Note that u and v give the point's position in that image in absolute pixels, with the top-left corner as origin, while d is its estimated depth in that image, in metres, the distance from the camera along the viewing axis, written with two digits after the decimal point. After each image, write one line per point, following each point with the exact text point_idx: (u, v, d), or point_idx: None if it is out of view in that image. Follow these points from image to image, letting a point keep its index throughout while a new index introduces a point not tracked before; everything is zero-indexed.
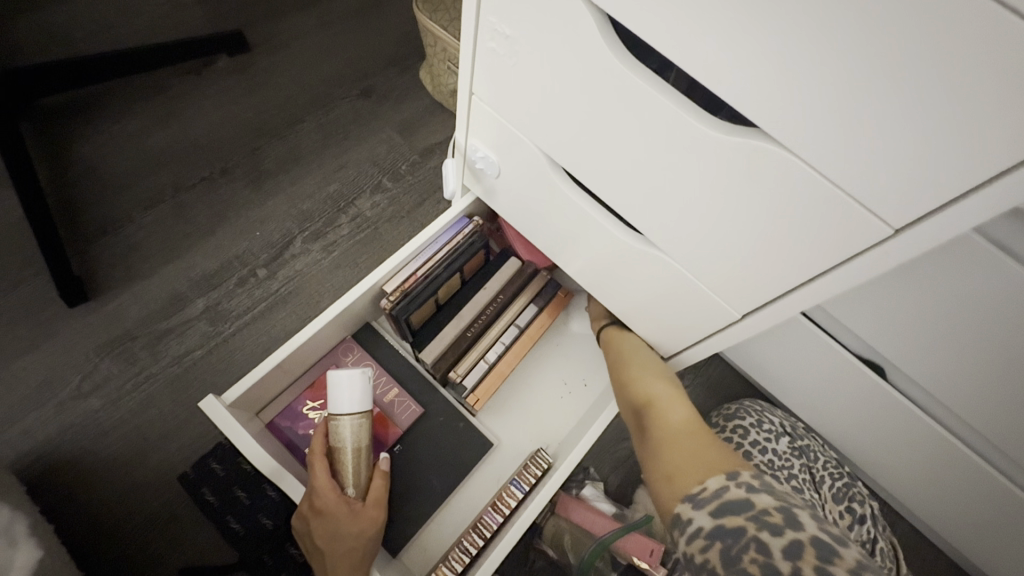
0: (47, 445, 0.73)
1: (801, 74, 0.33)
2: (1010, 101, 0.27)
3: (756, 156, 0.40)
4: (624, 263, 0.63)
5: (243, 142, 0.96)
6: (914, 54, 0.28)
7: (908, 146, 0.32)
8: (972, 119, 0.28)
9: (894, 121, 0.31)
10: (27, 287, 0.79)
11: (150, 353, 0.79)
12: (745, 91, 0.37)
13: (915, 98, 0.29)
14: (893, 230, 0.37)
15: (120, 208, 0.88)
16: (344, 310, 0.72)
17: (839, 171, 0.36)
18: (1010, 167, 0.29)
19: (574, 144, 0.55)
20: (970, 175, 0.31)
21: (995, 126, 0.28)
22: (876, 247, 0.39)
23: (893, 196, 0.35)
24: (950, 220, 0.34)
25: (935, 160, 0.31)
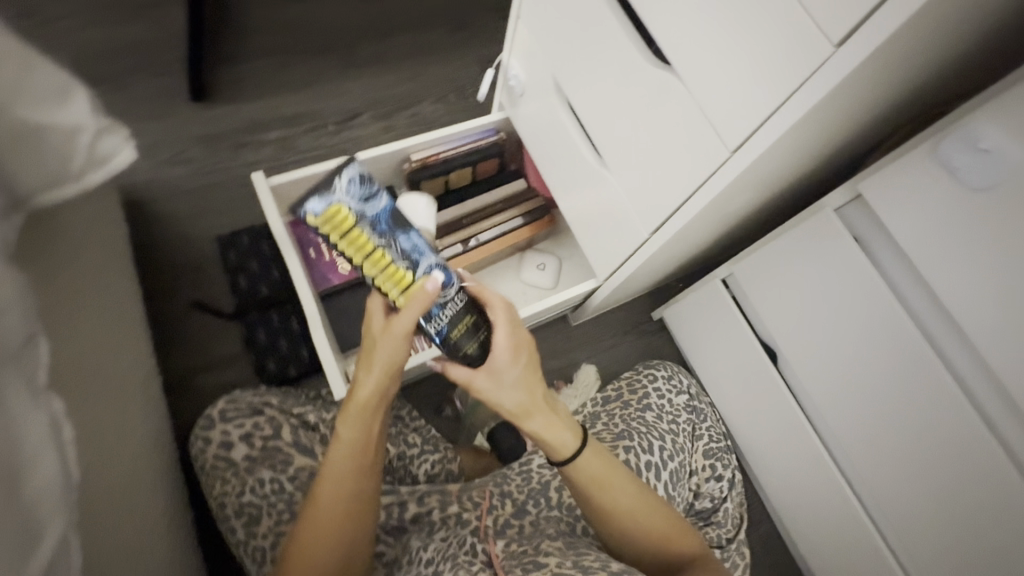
0: (141, 185, 0.98)
1: (690, 18, 0.50)
2: (784, 42, 0.43)
3: (663, 85, 0.56)
4: (588, 183, 0.78)
5: (354, 31, 1.19)
6: (742, 7, 0.45)
7: (745, 67, 0.47)
8: (770, 50, 0.45)
9: (739, 45, 0.47)
10: (168, 76, 1.06)
11: (230, 152, 1.03)
12: (660, 26, 0.53)
13: (741, 37, 0.46)
14: (731, 151, 0.51)
15: (250, 47, 1.13)
16: (375, 159, 0.91)
17: (703, 99, 0.52)
18: (789, 92, 0.44)
19: (566, 71, 0.72)
20: (769, 101, 0.46)
21: (779, 61, 0.44)
22: (721, 167, 0.53)
23: (729, 118, 0.50)
24: (761, 139, 0.48)
25: (753, 84, 0.47)
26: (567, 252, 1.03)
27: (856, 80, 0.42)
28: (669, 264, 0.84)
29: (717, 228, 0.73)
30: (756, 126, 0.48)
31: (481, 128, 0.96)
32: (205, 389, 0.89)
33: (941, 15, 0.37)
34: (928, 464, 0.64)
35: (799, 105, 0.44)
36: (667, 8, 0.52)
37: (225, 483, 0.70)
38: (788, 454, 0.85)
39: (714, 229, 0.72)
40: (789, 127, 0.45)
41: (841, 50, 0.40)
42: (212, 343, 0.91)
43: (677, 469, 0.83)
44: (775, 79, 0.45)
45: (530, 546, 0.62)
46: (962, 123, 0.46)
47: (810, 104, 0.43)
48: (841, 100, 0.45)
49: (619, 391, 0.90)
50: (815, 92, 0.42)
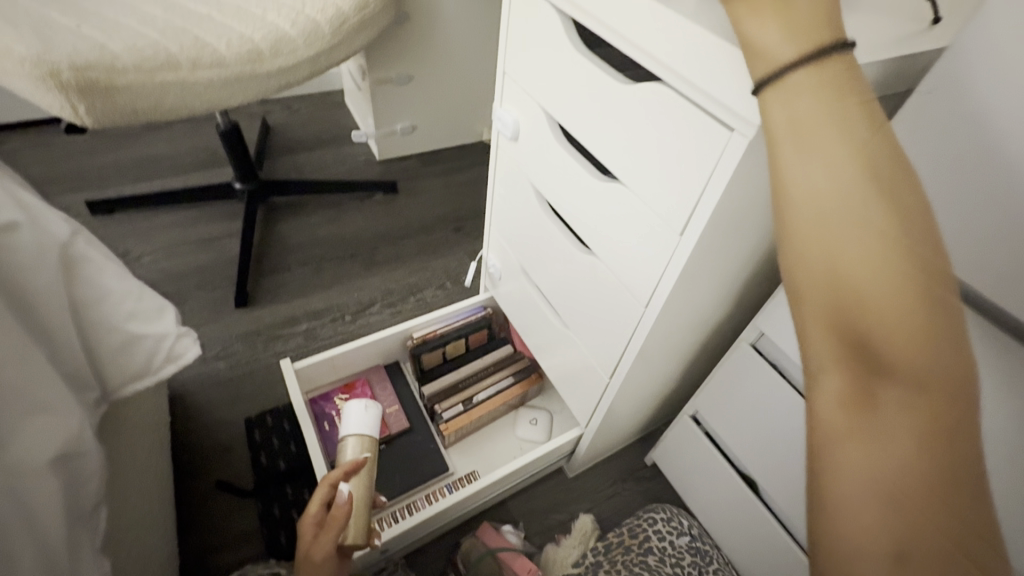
0: (187, 379, 1.15)
1: (597, 222, 0.70)
2: (650, 234, 0.61)
3: (593, 264, 0.75)
4: (557, 342, 0.93)
5: (370, 241, 1.49)
6: (622, 215, 0.65)
7: (634, 250, 0.65)
8: (646, 240, 0.63)
9: (628, 237, 0.65)
10: (221, 290, 1.32)
11: (263, 345, 1.23)
12: (582, 226, 0.74)
13: (627, 233, 0.65)
14: (645, 307, 0.67)
15: (287, 262, 1.41)
16: (383, 339, 1.09)
17: (619, 272, 0.70)
18: (664, 264, 0.61)
19: (529, 256, 0.93)
20: (655, 271, 0.63)
21: (653, 245, 0.62)
22: (643, 318, 0.68)
23: (638, 284, 0.67)
24: (659, 297, 0.63)
25: (643, 262, 0.64)
26: (556, 405, 1.14)
27: (704, 253, 0.58)
28: (641, 406, 0.94)
29: (669, 371, 0.86)
30: (654, 286, 0.64)
31: (470, 307, 1.16)
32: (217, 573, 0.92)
33: (741, 210, 0.55)
34: None
35: (671, 271, 0.60)
36: (582, 214, 0.73)
37: None
38: None
39: (666, 370, 0.84)
40: (672, 284, 0.61)
41: (683, 238, 0.57)
42: (228, 524, 0.97)
43: None
44: (653, 258, 0.62)
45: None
46: None
47: (678, 269, 0.59)
48: (704, 267, 0.61)
49: (621, 536, 0.92)
50: (677, 262, 0.58)
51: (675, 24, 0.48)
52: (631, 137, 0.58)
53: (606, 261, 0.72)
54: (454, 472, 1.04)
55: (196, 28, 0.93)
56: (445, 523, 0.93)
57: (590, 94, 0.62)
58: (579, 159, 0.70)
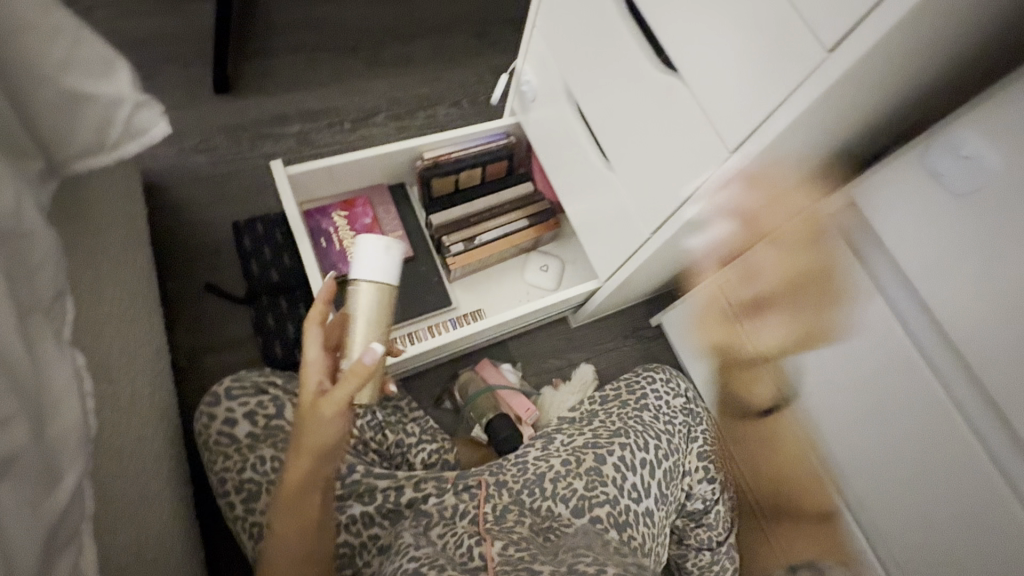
0: (164, 169, 1.02)
1: (698, 32, 0.54)
2: (780, 52, 0.48)
3: (670, 90, 0.60)
4: (593, 185, 0.81)
5: (375, 33, 1.23)
6: (743, 22, 0.50)
7: (744, 74, 0.51)
8: (769, 60, 0.49)
9: (740, 55, 0.51)
10: (196, 68, 1.10)
11: (250, 143, 1.07)
12: (672, 35, 0.58)
13: (741, 49, 0.51)
14: (728, 152, 0.55)
15: (275, 45, 1.17)
16: (389, 154, 0.95)
17: (707, 103, 0.56)
18: (784, 95, 0.48)
19: (579, 74, 0.75)
20: (767, 103, 0.50)
21: (781, 66, 0.48)
22: (718, 166, 0.57)
23: (730, 121, 0.54)
24: (757, 139, 0.52)
25: (753, 90, 0.51)
26: (570, 255, 1.06)
27: (850, 81, 0.45)
28: (667, 268, 0.86)
29: (714, 234, 0.76)
30: (758, 122, 0.51)
31: (492, 132, 1.00)
32: (212, 370, 0.91)
33: (914, 32, 0.42)
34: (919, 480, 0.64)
35: (796, 101, 0.47)
36: (680, 15, 0.56)
37: (226, 459, 0.71)
38: (783, 463, 0.84)
39: (713, 233, 0.75)
40: (790, 121, 0.48)
41: (831, 56, 0.44)
42: (220, 327, 0.93)
43: (672, 468, 0.84)
44: (770, 84, 0.49)
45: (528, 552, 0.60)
46: (945, 132, 0.50)
47: (807, 101, 0.46)
48: (829, 106, 0.49)
49: (618, 390, 0.92)
50: (812, 89, 0.46)
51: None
52: None
53: (693, 87, 0.57)
54: (456, 308, 0.99)
55: None
56: (446, 355, 0.91)
57: None
58: None
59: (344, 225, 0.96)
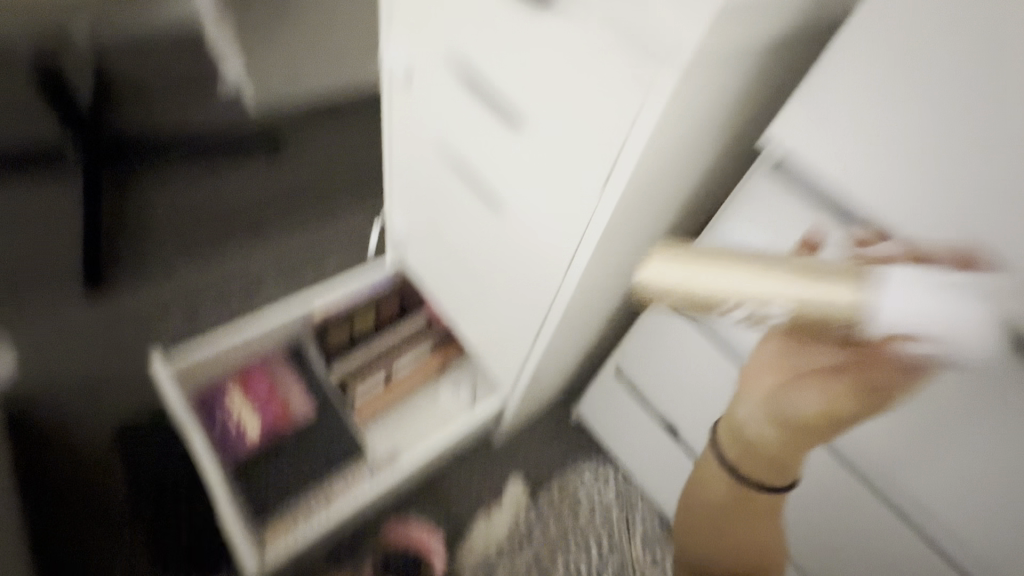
0: (31, 386, 0.96)
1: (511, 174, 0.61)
2: (569, 186, 0.55)
3: (507, 222, 0.67)
4: (475, 306, 0.87)
5: (253, 206, 1.29)
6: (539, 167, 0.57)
7: (552, 204, 0.58)
8: (564, 192, 0.55)
9: (546, 190, 0.58)
10: (65, 276, 1.10)
11: (131, 337, 1.05)
12: (494, 178, 0.65)
13: (545, 187, 0.58)
14: (565, 267, 0.62)
15: (150, 236, 1.19)
16: (277, 319, 0.96)
17: (535, 228, 0.62)
18: (585, 220, 0.55)
19: (438, 215, 0.83)
20: (575, 226, 0.56)
21: (575, 196, 0.54)
22: (563, 279, 0.63)
23: (557, 241, 0.60)
24: (580, 254, 0.58)
25: (562, 216, 0.57)
26: (478, 372, 1.08)
27: (634, 202, 0.54)
28: (563, 367, 0.92)
29: (592, 329, 0.83)
30: (576, 245, 0.59)
31: (377, 278, 1.03)
32: None
33: (665, 157, 0.50)
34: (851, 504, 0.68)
35: (596, 224, 0.54)
36: (494, 163, 0.63)
37: None
38: None
39: (587, 329, 0.81)
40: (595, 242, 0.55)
41: (607, 186, 0.51)
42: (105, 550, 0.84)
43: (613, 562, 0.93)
44: (571, 211, 0.56)
45: None
46: (724, 217, 0.60)
47: (602, 223, 0.53)
48: (626, 218, 0.56)
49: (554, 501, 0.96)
50: (602, 213, 0.53)
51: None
52: (544, 66, 0.50)
53: (522, 218, 0.64)
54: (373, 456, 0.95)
55: None
56: (369, 507, 0.87)
57: (491, 24, 0.53)
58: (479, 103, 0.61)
59: (240, 398, 0.94)
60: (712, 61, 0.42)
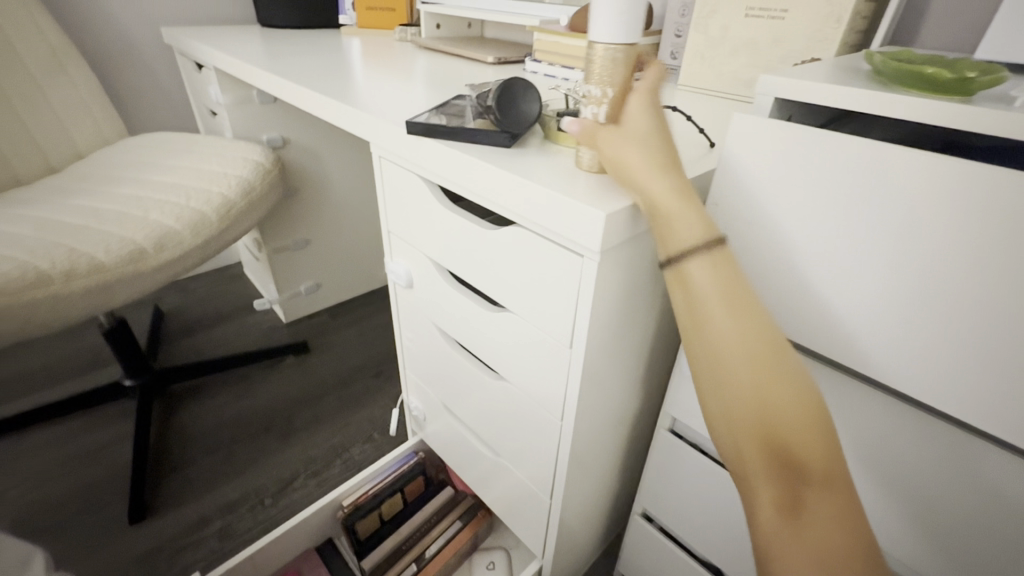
0: None
1: (502, 350, 0.74)
2: (545, 353, 0.65)
3: (506, 390, 0.77)
4: (495, 472, 0.91)
5: (284, 409, 1.41)
6: (522, 340, 0.69)
7: (537, 371, 0.68)
8: (544, 359, 0.66)
9: (530, 358, 0.69)
10: (111, 509, 1.16)
11: (168, 561, 1.07)
12: (489, 354, 0.77)
13: (528, 356, 0.69)
14: (560, 423, 0.69)
15: (190, 454, 1.29)
16: (309, 517, 0.99)
17: (530, 391, 0.72)
18: (564, 379, 0.64)
19: (449, 390, 0.93)
20: (559, 386, 0.66)
21: (552, 361, 0.65)
22: (561, 433, 0.70)
23: (548, 400, 0.69)
24: (569, 409, 0.66)
25: (548, 378, 0.67)
26: (510, 541, 1.06)
27: (602, 358, 0.64)
28: (590, 519, 0.92)
29: (608, 474, 0.86)
30: (563, 402, 0.67)
31: (401, 455, 1.11)
32: None
33: (618, 320, 0.61)
34: None
35: (573, 382, 0.63)
36: (487, 342, 0.76)
37: None
38: None
39: (602, 476, 0.85)
40: (578, 396, 0.64)
41: (573, 348, 0.61)
42: None
43: None
44: (553, 373, 0.66)
45: None
46: (683, 354, 0.70)
47: (578, 380, 0.62)
48: (602, 371, 0.65)
49: None
50: (575, 373, 0.62)
51: (522, 175, 0.56)
52: (506, 266, 0.65)
53: (517, 385, 0.74)
54: None
55: (68, 239, 0.94)
56: None
57: (463, 241, 0.70)
58: (467, 296, 0.76)
59: None
60: (625, 247, 0.55)
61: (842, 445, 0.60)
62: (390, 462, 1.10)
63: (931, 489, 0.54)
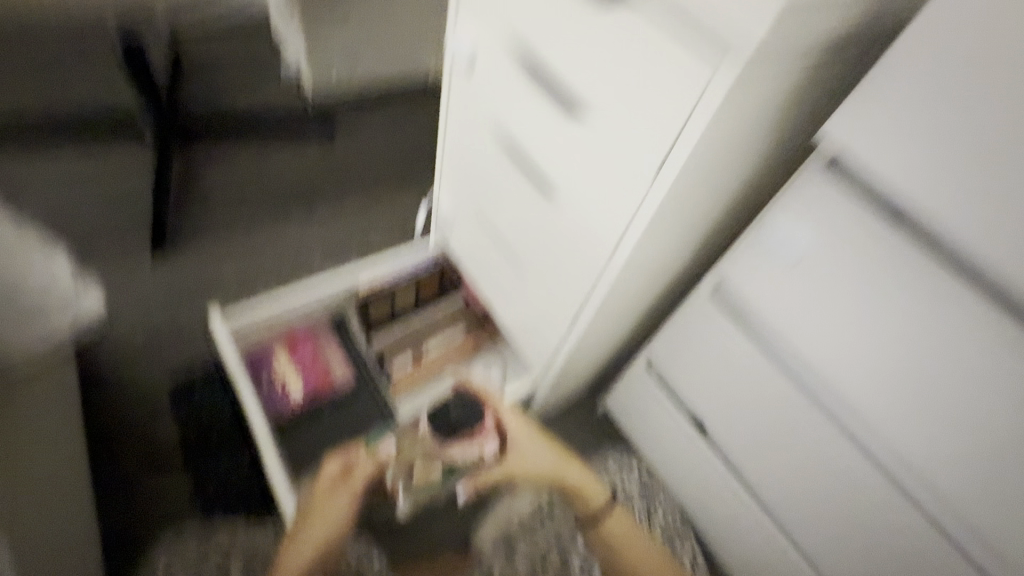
0: (99, 336, 1.04)
1: (561, 168, 0.66)
2: (614, 181, 0.58)
3: (552, 215, 0.71)
4: (513, 294, 0.90)
5: (305, 184, 1.36)
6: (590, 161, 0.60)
7: (597, 200, 0.62)
8: (612, 189, 0.59)
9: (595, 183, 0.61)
10: (133, 239, 1.18)
11: (188, 298, 1.12)
12: (544, 170, 0.69)
13: (592, 182, 0.62)
14: (605, 261, 0.65)
15: (209, 206, 1.27)
16: (324, 291, 1.00)
17: (580, 221, 0.66)
18: (628, 214, 0.58)
19: (486, 201, 0.87)
20: (619, 221, 0.60)
21: (621, 192, 0.58)
22: (602, 272, 0.66)
23: (599, 235, 0.64)
24: (621, 249, 0.61)
25: (607, 211, 0.61)
26: (508, 356, 1.12)
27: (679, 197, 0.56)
28: (594, 357, 0.94)
29: (626, 321, 0.85)
30: (619, 235, 0.61)
31: (420, 255, 1.09)
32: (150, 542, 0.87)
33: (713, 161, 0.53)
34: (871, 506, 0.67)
35: (642, 213, 0.57)
36: (545, 157, 0.68)
37: None
38: (733, 519, 0.87)
39: (622, 321, 0.84)
40: (641, 231, 0.58)
41: (654, 181, 0.54)
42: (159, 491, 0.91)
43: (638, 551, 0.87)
44: (616, 206, 0.59)
45: None
46: (768, 219, 0.62)
47: (646, 219, 0.56)
48: (671, 216, 0.59)
49: None
50: (649, 205, 0.55)
51: None
52: (603, 63, 0.53)
53: (566, 211, 0.68)
54: None
55: None
56: None
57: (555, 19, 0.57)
58: (538, 94, 0.65)
59: (286, 363, 0.99)
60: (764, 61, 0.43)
61: (876, 350, 0.59)
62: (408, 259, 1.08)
63: (950, 405, 0.55)
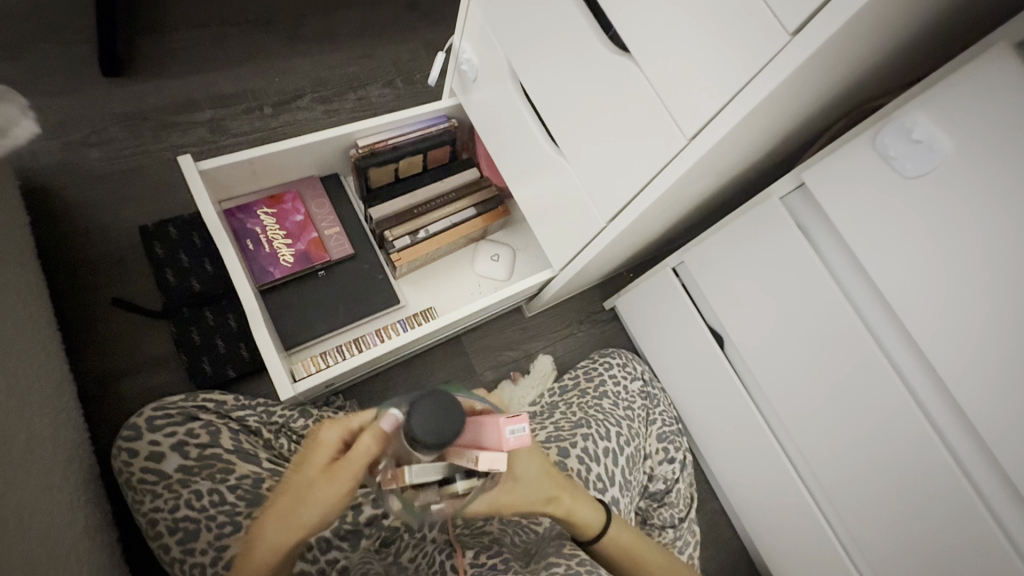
0: (50, 167, 0.89)
1: (657, 12, 0.52)
2: (735, 36, 0.46)
3: (623, 76, 0.58)
4: (543, 172, 0.78)
5: (291, 6, 1.11)
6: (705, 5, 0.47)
7: (702, 59, 0.50)
8: (730, 45, 0.47)
9: (704, 37, 0.49)
10: (78, 50, 0.96)
11: (154, 134, 0.95)
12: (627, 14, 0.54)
13: (699, 33, 0.49)
14: (686, 141, 0.54)
15: (172, 19, 1.03)
16: (318, 143, 0.85)
17: (665, 86, 0.54)
18: (743, 81, 0.47)
19: (524, 51, 0.70)
20: (727, 91, 0.49)
21: (743, 52, 0.47)
22: (677, 155, 0.56)
23: (690, 108, 0.53)
24: (717, 127, 0.51)
25: (715, 75, 0.49)
26: (521, 242, 1.02)
27: (812, 63, 0.44)
28: (621, 255, 0.85)
29: (670, 220, 0.75)
30: (721, 106, 0.50)
31: (432, 114, 0.93)
32: (130, 396, 0.82)
33: (864, 28, 0.42)
34: (884, 447, 0.65)
35: (765, 81, 0.45)
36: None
37: (155, 498, 0.62)
38: (733, 430, 0.86)
39: (665, 219, 0.73)
40: (758, 103, 0.47)
41: (795, 38, 0.43)
42: (134, 346, 0.84)
43: (635, 454, 0.84)
44: (728, 69, 0.48)
45: (502, 560, 0.59)
46: (903, 111, 0.51)
47: (766, 90, 0.46)
48: (788, 92, 0.48)
49: (576, 379, 0.93)
50: (781, 67, 0.44)
51: None
52: None
53: (646, 72, 0.55)
54: (404, 307, 0.94)
55: None
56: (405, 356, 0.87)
57: None
58: None
59: (273, 225, 0.86)
60: None
61: (974, 279, 0.51)
62: (419, 117, 0.92)
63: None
